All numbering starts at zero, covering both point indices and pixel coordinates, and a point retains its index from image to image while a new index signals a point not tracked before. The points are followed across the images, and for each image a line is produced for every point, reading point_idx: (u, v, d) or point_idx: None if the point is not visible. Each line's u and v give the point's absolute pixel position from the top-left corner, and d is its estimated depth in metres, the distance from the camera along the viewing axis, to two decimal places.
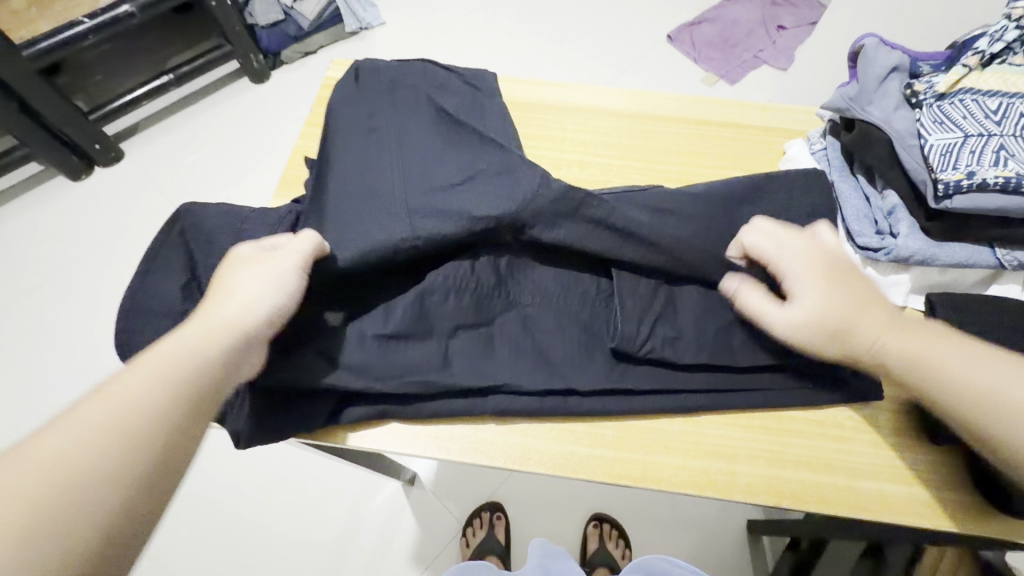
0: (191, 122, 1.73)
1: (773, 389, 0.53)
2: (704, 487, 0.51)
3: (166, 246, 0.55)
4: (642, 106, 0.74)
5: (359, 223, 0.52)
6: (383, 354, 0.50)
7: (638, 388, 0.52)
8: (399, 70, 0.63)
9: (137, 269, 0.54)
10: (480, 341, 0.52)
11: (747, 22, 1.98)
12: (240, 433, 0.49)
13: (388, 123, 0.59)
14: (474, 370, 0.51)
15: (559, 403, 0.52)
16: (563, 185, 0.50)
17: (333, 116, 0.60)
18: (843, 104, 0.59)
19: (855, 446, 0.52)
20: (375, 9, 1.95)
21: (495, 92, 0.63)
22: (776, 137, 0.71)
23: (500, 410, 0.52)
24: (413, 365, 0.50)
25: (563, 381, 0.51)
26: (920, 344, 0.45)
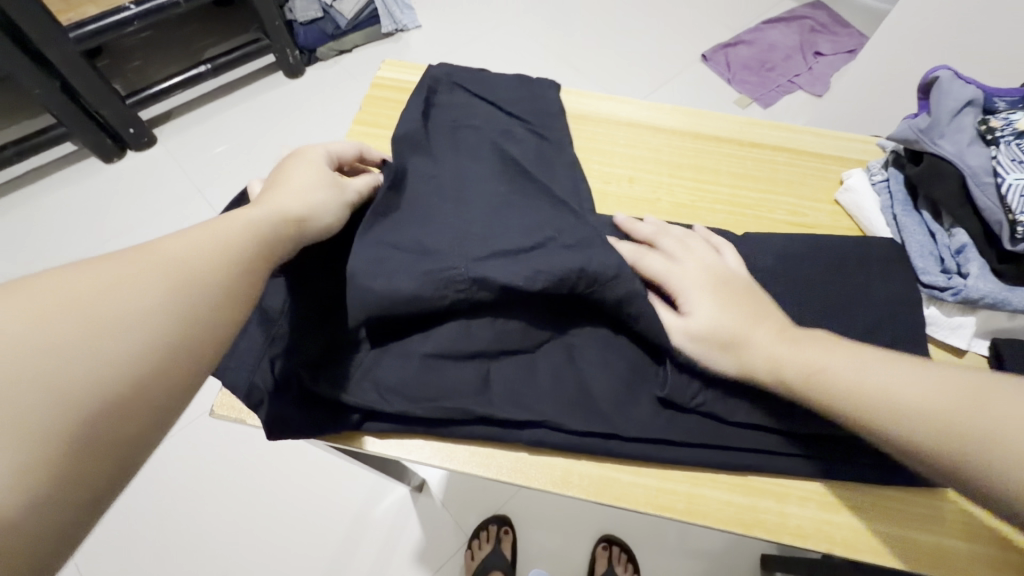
0: (224, 113, 1.74)
1: (827, 458, 0.50)
2: (752, 526, 0.49)
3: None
4: (693, 124, 0.72)
5: (412, 257, 0.49)
6: (422, 372, 0.49)
7: (683, 440, 0.50)
8: (467, 109, 0.66)
9: None
10: (521, 370, 0.51)
11: (783, 46, 1.97)
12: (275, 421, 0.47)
13: (450, 160, 0.60)
14: (514, 402, 0.50)
15: (599, 444, 0.50)
16: (631, 284, 0.48)
17: (397, 131, 0.59)
18: (911, 135, 0.57)
19: (914, 493, 0.50)
20: (412, 12, 1.96)
21: (564, 146, 0.65)
22: (833, 165, 0.69)
23: (537, 442, 0.50)
24: (451, 390, 0.49)
25: (606, 423, 0.49)
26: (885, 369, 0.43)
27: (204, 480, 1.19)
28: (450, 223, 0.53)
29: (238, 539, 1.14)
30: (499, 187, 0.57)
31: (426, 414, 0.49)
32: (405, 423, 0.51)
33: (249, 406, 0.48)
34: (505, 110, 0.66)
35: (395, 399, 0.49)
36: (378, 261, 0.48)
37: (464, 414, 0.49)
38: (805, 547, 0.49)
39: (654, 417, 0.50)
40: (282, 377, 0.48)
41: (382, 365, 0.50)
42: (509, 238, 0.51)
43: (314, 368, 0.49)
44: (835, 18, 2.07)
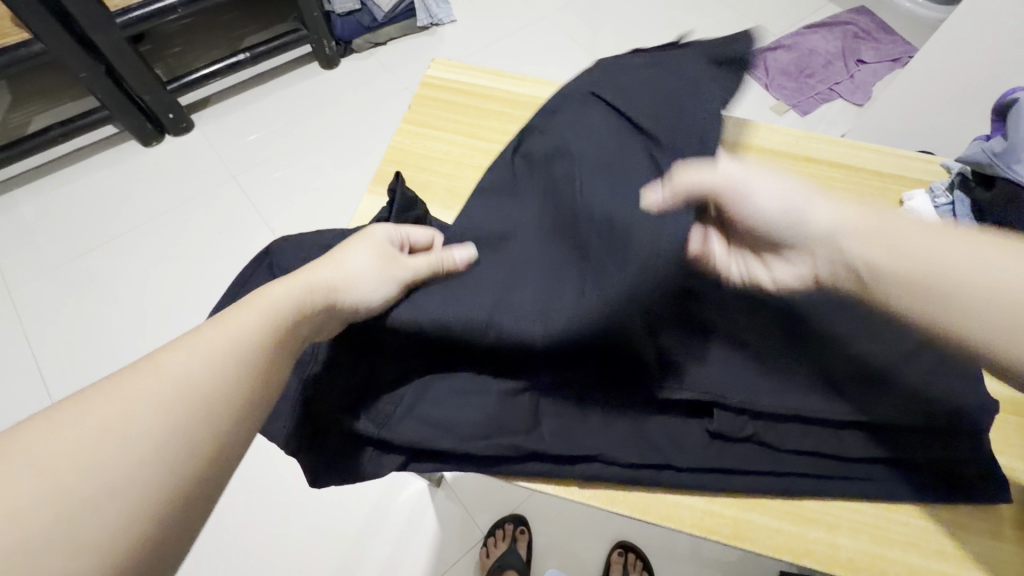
0: (260, 101, 1.76)
1: (879, 481, 0.48)
2: (801, 555, 0.48)
3: (256, 277, 0.57)
4: (748, 137, 0.71)
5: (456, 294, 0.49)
6: (470, 401, 0.50)
7: (735, 468, 0.49)
8: (586, 126, 0.58)
9: (226, 294, 0.56)
10: (571, 401, 0.51)
11: (824, 53, 1.91)
12: (318, 473, 0.48)
13: (533, 216, 0.56)
14: (567, 435, 0.50)
15: (650, 474, 0.50)
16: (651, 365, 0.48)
17: (489, 177, 0.62)
18: (984, 160, 0.55)
19: (970, 532, 0.48)
20: (448, 6, 1.95)
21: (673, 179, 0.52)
22: (892, 184, 0.67)
23: (590, 475, 0.50)
24: (500, 422, 0.49)
25: (659, 456, 0.49)
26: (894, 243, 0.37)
27: None
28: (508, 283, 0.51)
29: (259, 524, 1.16)
30: (563, 240, 0.52)
31: (484, 452, 0.49)
32: (449, 462, 0.50)
33: (288, 455, 0.48)
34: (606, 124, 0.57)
35: (446, 437, 0.49)
36: (426, 306, 0.48)
37: (515, 450, 0.49)
38: None
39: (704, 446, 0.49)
40: (318, 424, 0.48)
41: (428, 401, 0.50)
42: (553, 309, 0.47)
43: (352, 411, 0.49)
44: (879, 24, 2.01)
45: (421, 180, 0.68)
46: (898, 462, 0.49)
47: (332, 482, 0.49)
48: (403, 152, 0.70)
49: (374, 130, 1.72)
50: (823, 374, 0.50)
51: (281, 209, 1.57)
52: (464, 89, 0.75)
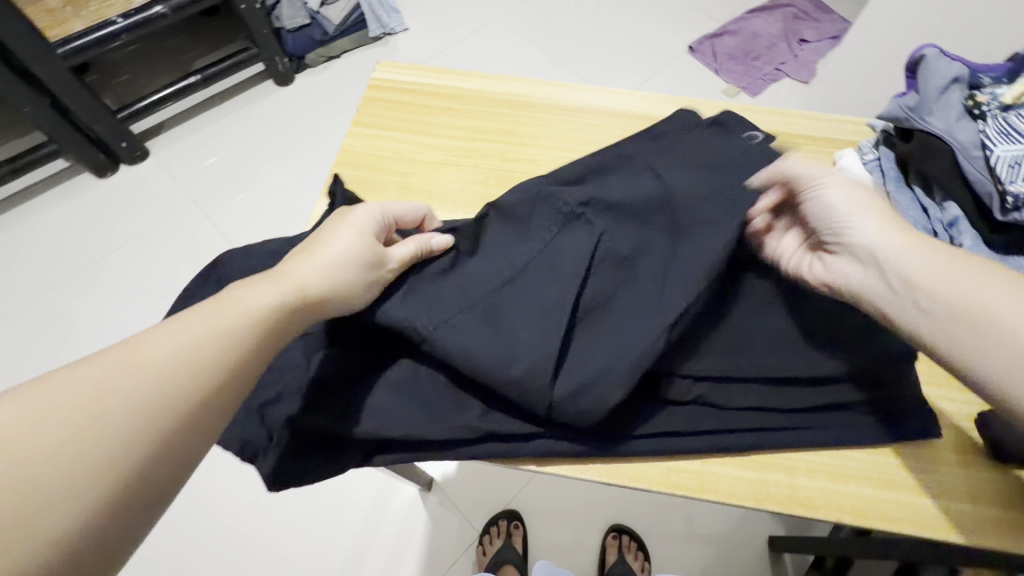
0: (216, 123, 1.74)
1: (826, 427, 0.51)
2: (764, 500, 0.50)
3: (208, 287, 0.58)
4: (688, 114, 0.74)
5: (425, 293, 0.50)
6: (416, 394, 0.51)
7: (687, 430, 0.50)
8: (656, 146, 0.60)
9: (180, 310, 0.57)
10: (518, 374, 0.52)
11: (768, 35, 1.98)
12: (275, 476, 0.50)
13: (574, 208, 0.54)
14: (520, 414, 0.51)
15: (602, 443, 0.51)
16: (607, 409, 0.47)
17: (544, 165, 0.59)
18: (901, 114, 0.58)
19: (917, 461, 0.51)
20: (399, 15, 1.96)
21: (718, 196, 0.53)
22: (825, 147, 0.71)
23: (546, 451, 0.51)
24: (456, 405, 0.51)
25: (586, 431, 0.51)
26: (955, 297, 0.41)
27: (213, 489, 1.19)
28: (559, 315, 0.48)
29: (247, 548, 1.14)
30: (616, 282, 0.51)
31: (439, 435, 0.50)
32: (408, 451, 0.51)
33: (247, 459, 0.52)
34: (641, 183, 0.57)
35: (398, 425, 0.50)
36: (396, 298, 0.49)
37: (470, 432, 0.50)
38: (815, 518, 0.50)
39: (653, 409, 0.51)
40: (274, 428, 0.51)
41: (384, 394, 0.51)
42: (632, 355, 0.46)
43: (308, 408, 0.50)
44: (817, 5, 2.10)
45: (375, 180, 0.69)
46: (841, 409, 0.51)
47: (291, 484, 0.50)
48: (355, 154, 0.71)
49: (333, 143, 1.71)
50: (768, 332, 0.51)
51: (246, 228, 1.56)
52: (412, 89, 0.76)
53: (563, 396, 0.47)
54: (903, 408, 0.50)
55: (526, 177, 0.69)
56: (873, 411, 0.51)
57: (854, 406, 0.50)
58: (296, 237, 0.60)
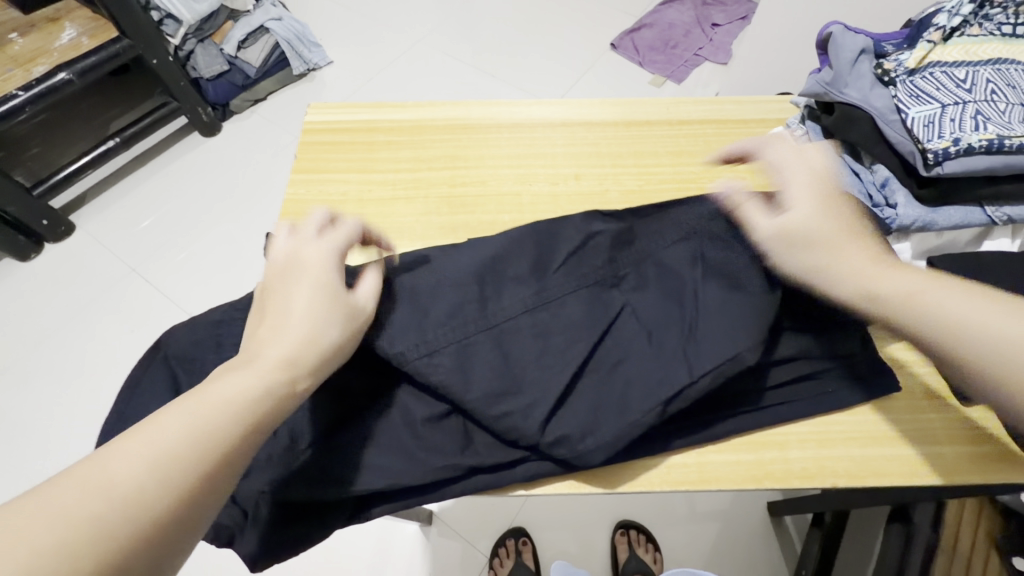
0: (142, 186, 1.66)
1: (797, 399, 0.53)
2: (764, 479, 0.50)
3: (150, 371, 0.55)
4: (623, 114, 0.76)
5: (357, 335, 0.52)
6: (386, 442, 0.50)
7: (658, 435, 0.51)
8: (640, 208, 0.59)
9: (124, 393, 0.53)
10: None
11: (682, 24, 2.07)
12: (255, 556, 0.47)
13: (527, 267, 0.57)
14: (498, 441, 0.50)
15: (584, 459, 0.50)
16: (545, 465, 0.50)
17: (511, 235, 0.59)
18: (821, 89, 0.62)
19: (894, 414, 0.54)
20: (321, 49, 1.93)
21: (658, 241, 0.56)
22: (756, 128, 0.74)
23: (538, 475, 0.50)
24: (438, 448, 0.50)
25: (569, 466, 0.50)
26: (914, 282, 0.41)
27: None
28: (560, 370, 0.50)
29: None
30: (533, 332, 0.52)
31: (421, 478, 0.48)
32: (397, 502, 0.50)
33: (223, 544, 0.48)
34: (694, 230, 0.56)
35: (377, 475, 0.48)
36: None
37: (452, 471, 0.49)
38: (814, 487, 0.51)
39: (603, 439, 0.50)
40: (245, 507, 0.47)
41: (358, 445, 0.50)
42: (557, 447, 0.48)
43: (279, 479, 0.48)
44: None
45: None
46: (806, 378, 0.53)
47: (273, 560, 0.48)
48: (299, 202, 0.69)
49: (271, 189, 1.66)
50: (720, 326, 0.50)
51: (193, 287, 1.49)
52: (347, 127, 0.75)
53: (549, 440, 0.48)
54: (857, 364, 0.54)
55: (477, 200, 0.68)
56: (827, 376, 0.54)
57: (815, 372, 0.53)
58: (243, 300, 0.58)
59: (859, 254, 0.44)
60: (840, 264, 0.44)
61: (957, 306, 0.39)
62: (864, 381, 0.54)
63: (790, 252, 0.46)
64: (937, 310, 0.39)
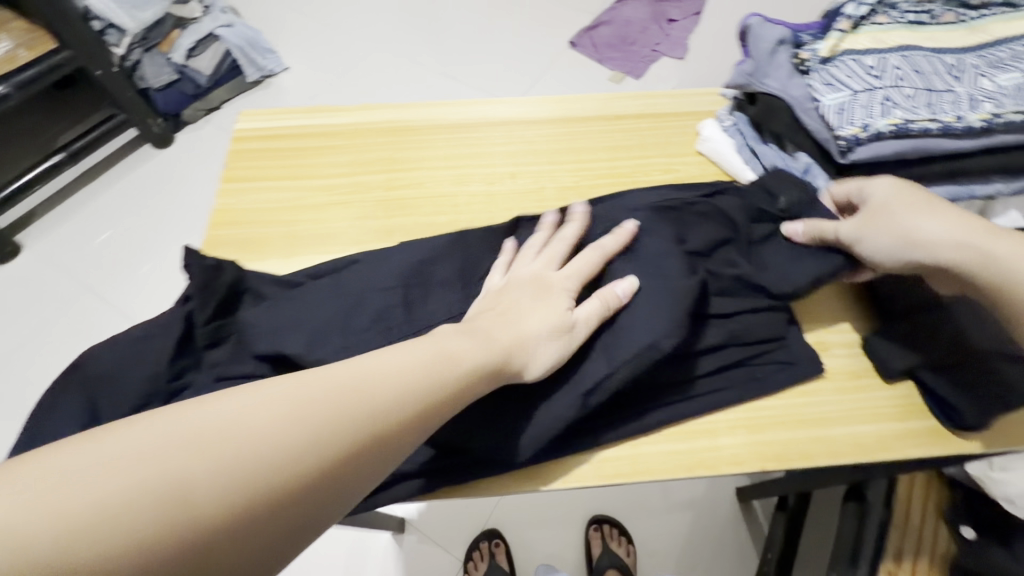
0: (93, 201, 1.61)
1: (727, 387, 0.54)
2: (695, 468, 0.51)
3: (68, 392, 0.52)
4: (560, 110, 0.76)
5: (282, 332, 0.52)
6: None
7: (588, 430, 0.52)
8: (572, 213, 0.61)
9: (42, 417, 0.51)
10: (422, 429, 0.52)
11: (639, 20, 2.09)
12: None
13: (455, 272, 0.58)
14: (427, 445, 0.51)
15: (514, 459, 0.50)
16: (473, 466, 0.51)
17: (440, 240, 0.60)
18: (743, 80, 0.63)
19: (822, 396, 0.55)
20: (276, 55, 1.89)
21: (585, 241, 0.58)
22: (690, 120, 0.75)
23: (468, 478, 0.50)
24: None
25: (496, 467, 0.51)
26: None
27: None
28: None
29: None
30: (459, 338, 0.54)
31: None
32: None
33: None
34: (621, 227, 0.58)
35: None
36: (275, 330, 0.53)
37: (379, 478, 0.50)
38: (744, 472, 0.52)
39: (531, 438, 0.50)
40: None
41: None
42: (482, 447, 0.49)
43: None
44: None
45: (254, 234, 0.65)
46: (733, 366, 0.54)
47: None
48: (230, 211, 0.67)
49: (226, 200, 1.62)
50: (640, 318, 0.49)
51: (154, 302, 1.45)
52: (281, 133, 0.73)
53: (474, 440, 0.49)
54: (779, 349, 0.55)
55: (413, 202, 0.68)
56: (753, 361, 0.55)
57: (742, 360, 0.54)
58: (168, 314, 0.56)
59: (970, 240, 0.46)
60: (944, 237, 0.47)
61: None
62: (789, 365, 0.55)
63: (884, 236, 0.49)
64: None
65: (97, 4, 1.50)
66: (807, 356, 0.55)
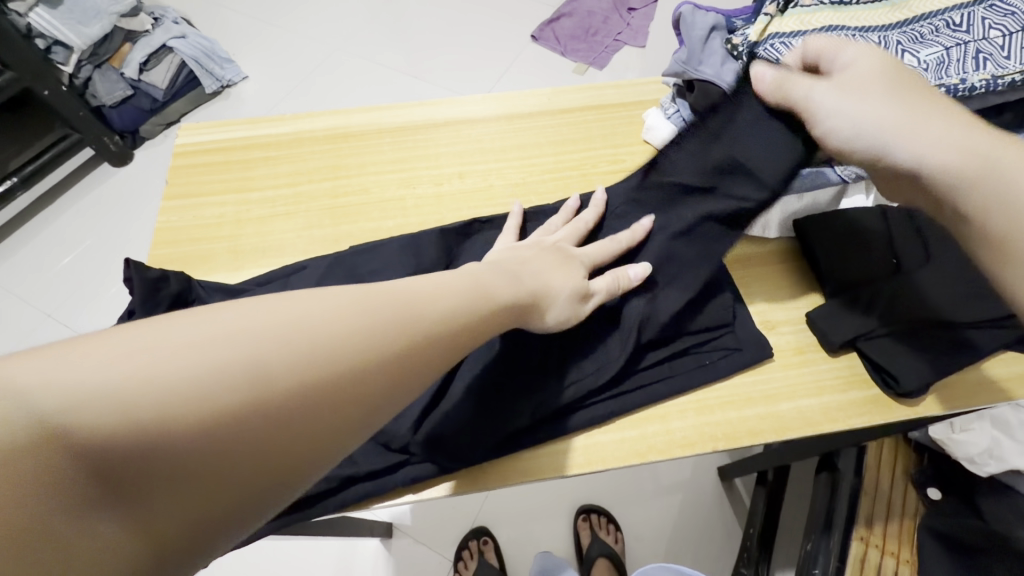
0: (52, 225, 1.57)
1: (673, 375, 0.55)
2: (646, 453, 0.52)
3: None
4: (507, 108, 0.76)
5: None
6: None
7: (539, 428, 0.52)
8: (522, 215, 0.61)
9: None
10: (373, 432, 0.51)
11: (600, 11, 2.09)
12: None
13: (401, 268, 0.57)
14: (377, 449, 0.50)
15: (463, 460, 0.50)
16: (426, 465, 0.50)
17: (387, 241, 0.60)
18: (679, 68, 0.63)
19: (767, 373, 0.56)
20: (234, 64, 1.85)
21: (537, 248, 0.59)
22: (635, 110, 0.76)
23: (421, 478, 0.50)
24: None
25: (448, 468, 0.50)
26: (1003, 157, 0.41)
27: None
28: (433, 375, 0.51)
29: None
30: None
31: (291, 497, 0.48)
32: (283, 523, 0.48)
33: None
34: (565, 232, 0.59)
35: None
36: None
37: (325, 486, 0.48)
38: (696, 454, 0.53)
39: (479, 436, 0.50)
40: None
41: None
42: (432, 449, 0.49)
43: None
44: None
45: (200, 251, 0.64)
46: (675, 355, 0.56)
47: None
48: (175, 229, 0.66)
49: None
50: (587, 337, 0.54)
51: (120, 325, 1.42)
52: (221, 147, 0.72)
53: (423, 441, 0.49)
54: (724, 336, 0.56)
55: (360, 208, 0.67)
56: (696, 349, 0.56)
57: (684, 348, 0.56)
58: None
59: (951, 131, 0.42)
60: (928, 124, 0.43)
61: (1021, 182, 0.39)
62: (735, 348, 0.56)
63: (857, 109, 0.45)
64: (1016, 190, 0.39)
65: (39, 22, 1.42)
66: (752, 338, 0.56)
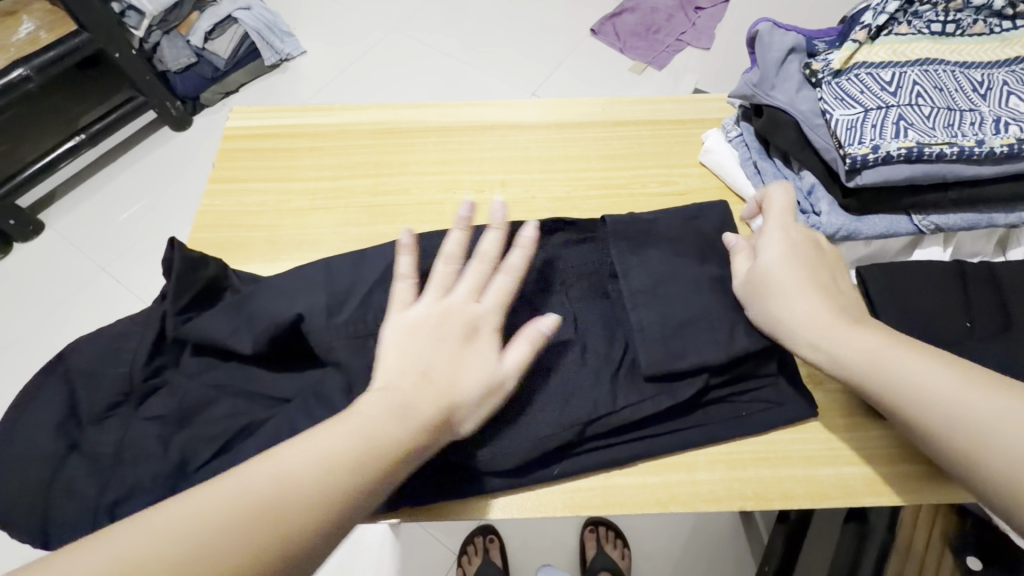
0: (113, 182, 1.63)
1: (708, 423, 0.51)
2: (668, 503, 0.49)
3: (46, 385, 0.51)
4: (559, 115, 0.73)
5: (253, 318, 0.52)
6: None
7: (560, 462, 0.50)
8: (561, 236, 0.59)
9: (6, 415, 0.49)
10: None
11: (665, 8, 2.01)
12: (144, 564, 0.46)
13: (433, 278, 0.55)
14: None
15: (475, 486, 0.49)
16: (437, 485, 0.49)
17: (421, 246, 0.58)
18: (748, 91, 0.58)
19: (809, 433, 0.52)
20: (293, 39, 1.87)
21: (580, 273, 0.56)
22: (694, 129, 0.71)
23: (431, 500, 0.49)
24: None
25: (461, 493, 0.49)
26: (875, 344, 0.44)
27: None
28: None
29: None
30: None
31: None
32: None
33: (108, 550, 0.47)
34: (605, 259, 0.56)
35: None
36: (233, 329, 0.52)
37: None
38: (721, 510, 0.50)
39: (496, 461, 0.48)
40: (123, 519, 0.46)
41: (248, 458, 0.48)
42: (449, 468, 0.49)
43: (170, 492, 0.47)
44: None
45: (237, 237, 0.65)
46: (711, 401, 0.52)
47: None
48: (218, 213, 0.66)
49: None
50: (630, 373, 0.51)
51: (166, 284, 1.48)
52: (270, 133, 0.72)
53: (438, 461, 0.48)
54: (771, 390, 0.52)
55: (397, 209, 0.66)
56: (738, 395, 0.52)
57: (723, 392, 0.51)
58: (144, 312, 0.55)
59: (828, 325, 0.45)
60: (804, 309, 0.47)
61: (910, 368, 0.42)
62: (779, 402, 0.52)
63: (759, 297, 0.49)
64: (930, 390, 0.41)
65: None
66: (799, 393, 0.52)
